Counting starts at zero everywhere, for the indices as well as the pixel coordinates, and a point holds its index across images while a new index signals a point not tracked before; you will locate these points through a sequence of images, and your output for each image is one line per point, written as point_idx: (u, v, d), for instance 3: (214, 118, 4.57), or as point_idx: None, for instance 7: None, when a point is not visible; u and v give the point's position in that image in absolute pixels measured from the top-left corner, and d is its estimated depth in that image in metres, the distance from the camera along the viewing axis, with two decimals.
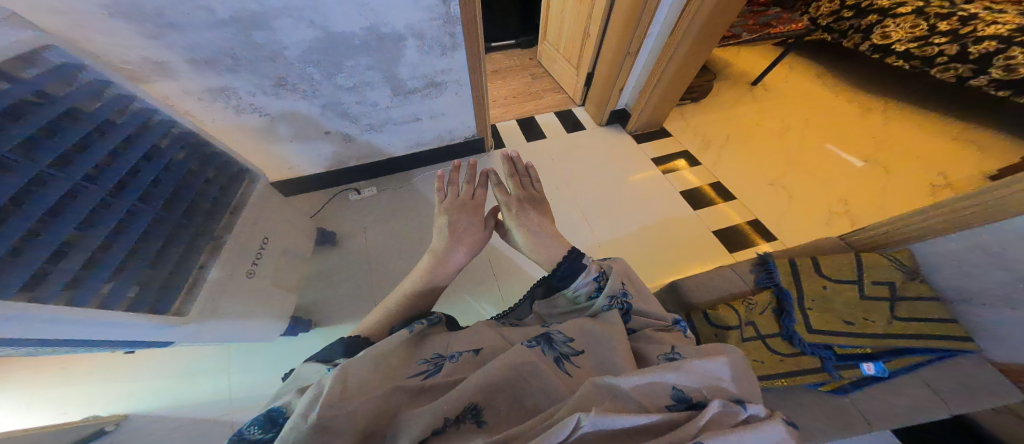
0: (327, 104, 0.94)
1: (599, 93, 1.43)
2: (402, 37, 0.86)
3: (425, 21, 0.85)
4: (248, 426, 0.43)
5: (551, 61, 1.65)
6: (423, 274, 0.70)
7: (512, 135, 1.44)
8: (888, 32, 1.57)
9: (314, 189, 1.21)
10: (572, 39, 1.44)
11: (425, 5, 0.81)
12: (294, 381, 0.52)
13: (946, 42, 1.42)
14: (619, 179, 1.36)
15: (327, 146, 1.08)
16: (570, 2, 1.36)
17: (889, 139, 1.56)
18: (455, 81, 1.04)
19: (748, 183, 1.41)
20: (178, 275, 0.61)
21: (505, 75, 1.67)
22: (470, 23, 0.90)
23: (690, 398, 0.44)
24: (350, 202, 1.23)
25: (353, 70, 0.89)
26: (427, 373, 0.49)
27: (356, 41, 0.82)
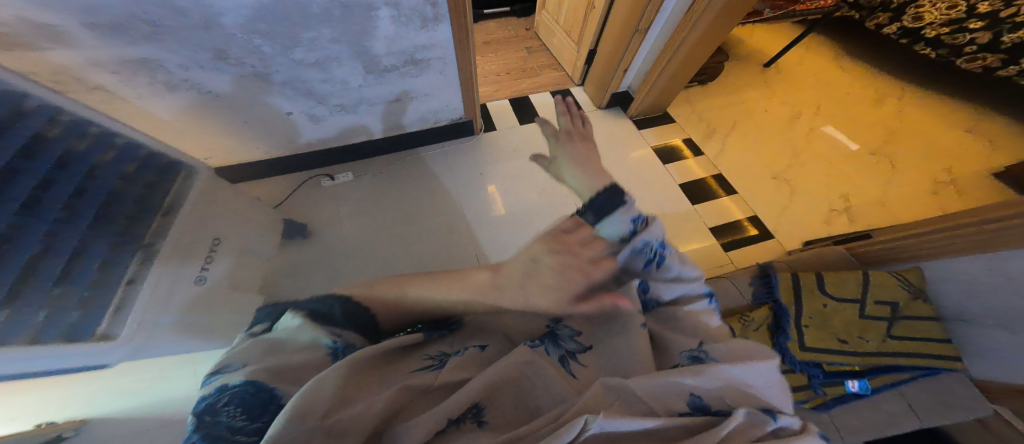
0: (286, 81, 0.81)
1: (600, 72, 1.28)
2: (372, 6, 0.72)
3: None
4: (219, 405, 0.27)
5: (548, 32, 1.45)
6: (453, 286, 0.36)
7: (503, 117, 1.28)
8: (922, 13, 1.42)
9: (280, 175, 1.09)
10: (573, 7, 1.26)
11: None
12: (268, 340, 0.32)
13: (981, 28, 1.29)
14: (617, 167, 1.26)
15: (291, 128, 0.95)
16: None
17: (905, 130, 1.44)
18: (439, 58, 0.90)
19: (752, 176, 1.31)
20: (93, 297, 0.52)
21: (498, 47, 1.47)
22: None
23: (708, 407, 0.32)
24: (318, 190, 1.09)
25: (314, 44, 0.75)
26: (426, 365, 0.34)
27: (315, 9, 0.69)
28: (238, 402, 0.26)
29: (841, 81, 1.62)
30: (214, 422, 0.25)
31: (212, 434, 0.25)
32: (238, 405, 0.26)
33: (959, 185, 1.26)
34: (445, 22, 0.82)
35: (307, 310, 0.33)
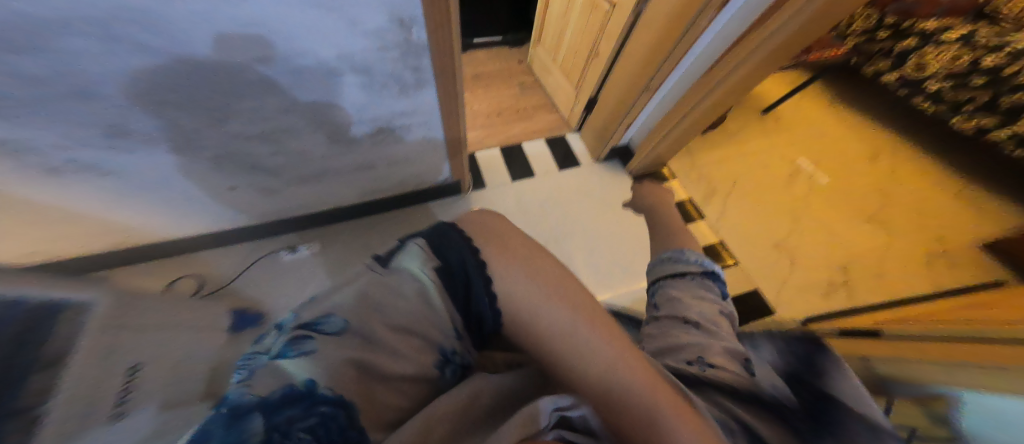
0: (224, 156, 0.62)
1: (601, 120, 1.07)
2: (335, 71, 0.55)
3: (371, 52, 0.54)
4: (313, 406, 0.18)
5: (542, 66, 1.24)
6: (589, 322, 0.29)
7: (493, 171, 1.07)
8: (923, 62, 1.27)
9: (204, 248, 0.87)
10: (572, 46, 1.07)
11: (366, 30, 0.50)
12: (377, 290, 0.26)
13: (981, 86, 1.17)
14: (606, 233, 1.02)
15: (228, 201, 0.75)
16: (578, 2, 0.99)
17: (923, 187, 1.30)
18: (421, 124, 0.72)
19: (752, 244, 1.17)
20: None
21: (488, 83, 1.26)
22: (433, 56, 0.58)
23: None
24: (278, 265, 0.90)
25: (253, 113, 0.57)
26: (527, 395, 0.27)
27: (252, 75, 0.51)
28: (324, 428, 0.18)
29: (854, 130, 1.44)
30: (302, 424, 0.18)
31: None
32: (319, 432, 0.18)
33: (954, 254, 1.18)
34: (426, 87, 0.64)
35: (435, 267, 0.28)
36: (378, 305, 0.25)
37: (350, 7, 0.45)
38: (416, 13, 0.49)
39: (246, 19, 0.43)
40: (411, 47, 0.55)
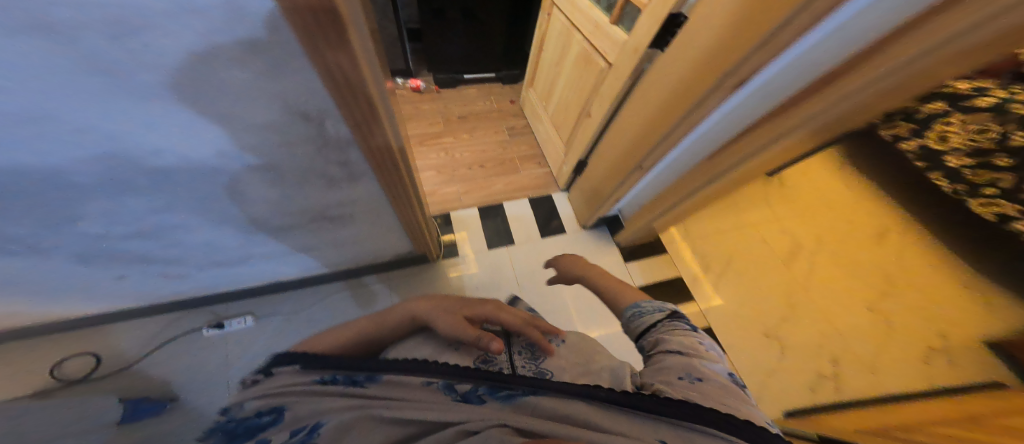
0: (91, 255, 0.47)
1: (589, 187, 0.91)
2: (223, 168, 0.39)
3: (272, 147, 0.38)
4: (255, 416, 0.29)
5: (534, 112, 1.11)
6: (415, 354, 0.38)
7: (467, 235, 0.94)
8: (947, 132, 1.11)
9: (111, 322, 0.73)
10: (564, 98, 0.94)
11: (257, 126, 0.34)
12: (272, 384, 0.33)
13: (1007, 168, 1.01)
14: (588, 314, 0.87)
15: (118, 288, 0.59)
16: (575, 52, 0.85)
17: (931, 273, 1.21)
18: (366, 212, 0.58)
19: (742, 328, 1.08)
20: None
21: (473, 126, 1.13)
22: (364, 151, 0.42)
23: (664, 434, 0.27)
24: (200, 345, 0.76)
25: (118, 216, 0.41)
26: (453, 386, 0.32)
27: (86, 178, 0.33)
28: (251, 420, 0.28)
29: (863, 201, 1.34)
30: (250, 426, 0.28)
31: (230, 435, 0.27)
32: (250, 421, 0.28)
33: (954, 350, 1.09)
34: (359, 176, 0.48)
35: (297, 361, 0.35)
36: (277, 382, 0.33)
37: (213, 100, 0.29)
38: (327, 106, 0.33)
39: (21, 119, 0.25)
40: (327, 138, 0.38)
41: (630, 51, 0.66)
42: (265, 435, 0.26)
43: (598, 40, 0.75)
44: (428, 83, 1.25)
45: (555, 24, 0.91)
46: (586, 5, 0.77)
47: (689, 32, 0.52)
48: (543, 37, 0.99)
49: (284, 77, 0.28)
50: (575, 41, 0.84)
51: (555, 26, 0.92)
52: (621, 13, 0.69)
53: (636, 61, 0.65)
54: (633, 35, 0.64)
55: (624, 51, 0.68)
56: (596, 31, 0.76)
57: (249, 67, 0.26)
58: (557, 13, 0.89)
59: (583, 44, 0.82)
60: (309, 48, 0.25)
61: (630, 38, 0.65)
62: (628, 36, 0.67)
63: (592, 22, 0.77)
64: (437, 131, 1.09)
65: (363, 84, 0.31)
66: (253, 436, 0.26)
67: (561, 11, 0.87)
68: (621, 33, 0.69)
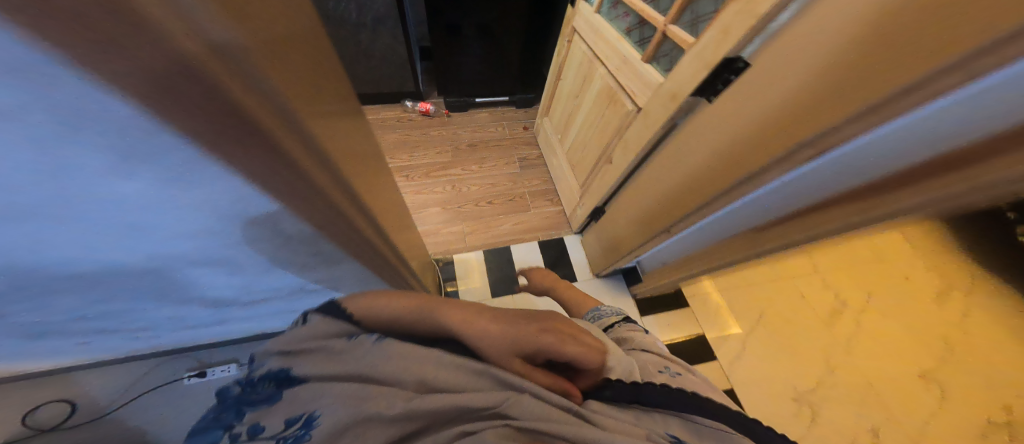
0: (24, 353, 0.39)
1: (607, 235, 0.82)
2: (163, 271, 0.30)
3: (221, 247, 0.29)
4: (255, 383, 0.29)
5: (548, 144, 1.02)
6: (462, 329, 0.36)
7: (468, 280, 0.85)
8: None
9: None
10: (583, 134, 0.84)
11: (188, 234, 0.25)
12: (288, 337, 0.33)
13: None
14: None
15: (76, 360, 0.53)
16: (596, 86, 0.76)
17: (1005, 341, 1.04)
18: (349, 283, 0.51)
19: (775, 396, 0.95)
20: None
21: (482, 155, 1.05)
22: (328, 242, 0.33)
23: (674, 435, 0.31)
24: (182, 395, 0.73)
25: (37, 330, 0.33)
26: (463, 366, 0.33)
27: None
28: (262, 388, 0.29)
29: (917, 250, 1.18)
30: (248, 399, 0.28)
31: (239, 406, 0.28)
32: (263, 387, 0.29)
33: None
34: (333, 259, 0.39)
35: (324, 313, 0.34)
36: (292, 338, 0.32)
37: (96, 217, 0.19)
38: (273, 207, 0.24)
39: None
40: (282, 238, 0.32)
41: (667, 96, 0.55)
42: (258, 414, 0.27)
43: (627, 78, 0.65)
44: (438, 107, 1.18)
45: (575, 52, 0.83)
46: (614, 36, 0.67)
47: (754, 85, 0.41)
48: (561, 65, 0.90)
49: (198, 187, 0.19)
50: (598, 74, 0.75)
51: (576, 54, 0.83)
52: (656, 48, 0.58)
53: (672, 111, 0.54)
54: (672, 79, 0.53)
55: (659, 95, 0.56)
56: (625, 67, 0.65)
57: (141, 176, 0.17)
58: (578, 41, 0.81)
59: (607, 78, 0.71)
60: (208, 150, 0.16)
61: (667, 82, 0.54)
62: (665, 79, 0.55)
63: (619, 55, 0.66)
64: (443, 162, 1.01)
65: (309, 179, 0.23)
66: (249, 414, 0.27)
67: (584, 39, 0.77)
68: (657, 75, 0.57)
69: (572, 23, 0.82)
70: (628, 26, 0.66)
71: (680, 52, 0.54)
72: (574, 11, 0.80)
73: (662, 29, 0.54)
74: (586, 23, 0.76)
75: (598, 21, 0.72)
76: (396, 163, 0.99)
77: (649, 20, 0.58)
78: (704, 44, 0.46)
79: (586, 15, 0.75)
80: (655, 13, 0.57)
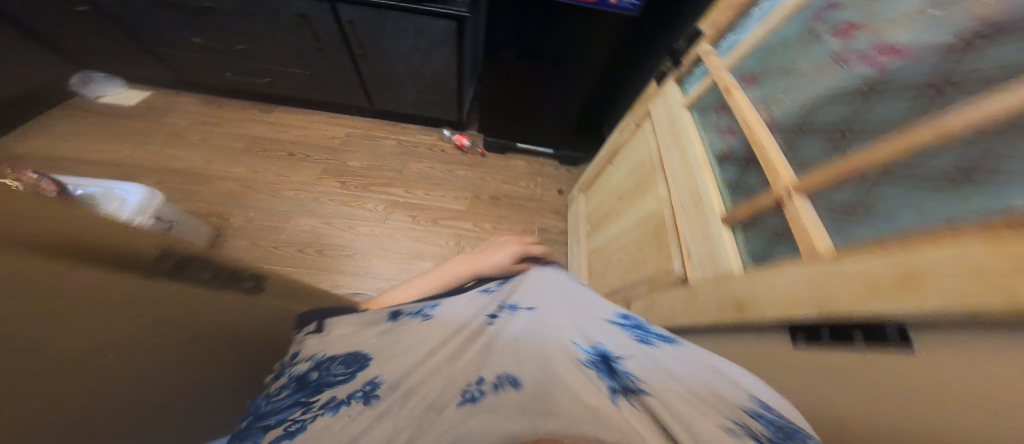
0: None
1: None
2: None
3: None
4: (328, 365, 0.26)
5: (574, 228, 0.87)
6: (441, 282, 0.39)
7: None
8: None
9: None
10: (614, 241, 0.66)
11: None
12: (313, 345, 0.30)
13: None
14: None
15: None
16: (648, 199, 0.57)
17: None
18: None
19: None
20: None
21: (500, 213, 0.93)
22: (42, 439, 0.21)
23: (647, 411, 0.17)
24: None
25: None
26: (418, 327, 0.28)
27: None
28: (336, 363, 0.26)
29: None
30: (326, 379, 0.25)
31: (319, 382, 0.25)
32: (340, 362, 0.26)
33: None
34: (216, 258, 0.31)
35: (336, 314, 0.34)
36: (330, 335, 0.31)
37: None
38: None
39: None
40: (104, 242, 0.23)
41: (729, 299, 0.34)
42: (334, 390, 0.23)
43: (687, 224, 0.45)
44: (476, 144, 1.08)
45: (640, 143, 0.63)
46: (695, 156, 0.46)
47: (832, 363, 0.24)
48: (621, 143, 0.71)
49: None
50: (656, 189, 0.55)
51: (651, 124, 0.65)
52: (750, 212, 0.36)
53: (726, 322, 0.34)
54: (750, 280, 0.32)
55: (719, 287, 0.36)
56: (690, 205, 0.45)
57: None
58: (648, 132, 0.61)
59: (664, 204, 0.51)
60: None
61: (741, 278, 0.33)
62: (741, 273, 0.34)
63: (690, 186, 0.46)
64: (455, 211, 0.91)
65: None
66: (323, 388, 0.24)
67: (656, 137, 0.58)
68: (733, 258, 0.36)
69: (652, 106, 0.62)
70: (722, 151, 0.45)
71: (790, 244, 0.32)
72: (662, 91, 0.59)
73: (779, 195, 0.32)
74: (665, 115, 0.56)
75: (680, 122, 0.51)
76: (409, 198, 0.90)
77: (763, 162, 0.36)
78: (843, 272, 0.23)
79: (673, 106, 0.54)
80: (784, 158, 0.34)
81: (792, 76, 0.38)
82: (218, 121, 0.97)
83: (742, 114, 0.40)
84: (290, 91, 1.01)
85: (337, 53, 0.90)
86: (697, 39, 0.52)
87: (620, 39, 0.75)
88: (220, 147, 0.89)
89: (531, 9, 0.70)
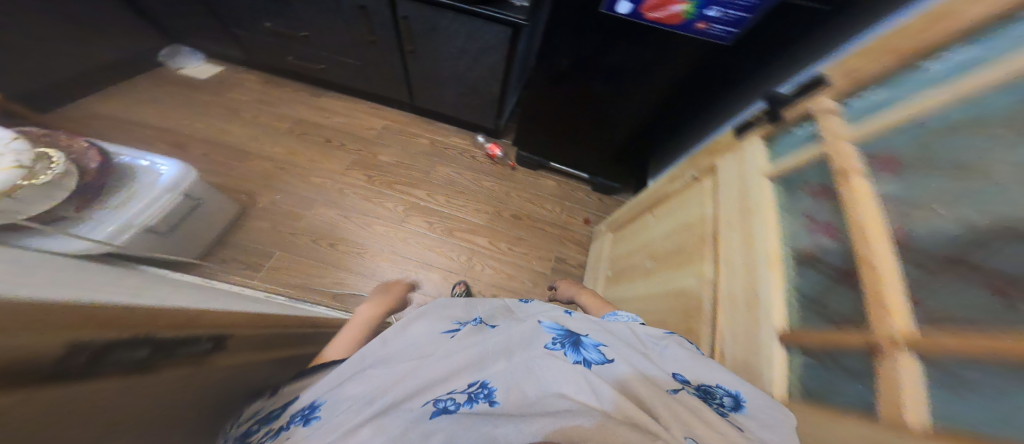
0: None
1: None
2: None
3: None
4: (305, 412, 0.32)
5: (595, 267, 0.82)
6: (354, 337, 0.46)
7: None
8: None
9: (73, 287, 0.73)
10: (637, 301, 0.59)
11: None
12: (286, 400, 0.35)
13: None
14: None
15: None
16: (689, 271, 0.49)
17: None
18: None
19: None
20: None
21: (519, 235, 0.88)
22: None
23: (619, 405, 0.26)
24: None
25: None
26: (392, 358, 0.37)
27: None
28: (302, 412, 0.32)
29: None
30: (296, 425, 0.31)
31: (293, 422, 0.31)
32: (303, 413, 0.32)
33: None
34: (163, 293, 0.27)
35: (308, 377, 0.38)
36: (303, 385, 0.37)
37: None
38: None
39: None
40: (63, 290, 0.21)
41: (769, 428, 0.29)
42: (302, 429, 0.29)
43: (733, 325, 0.38)
44: (509, 155, 1.03)
45: (694, 200, 0.54)
46: (764, 245, 0.38)
47: None
48: (668, 193, 0.62)
49: None
50: (702, 264, 0.47)
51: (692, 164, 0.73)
52: (825, 346, 0.29)
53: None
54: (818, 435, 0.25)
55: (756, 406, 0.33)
56: (742, 303, 0.38)
57: None
58: (705, 191, 0.52)
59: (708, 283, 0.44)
60: None
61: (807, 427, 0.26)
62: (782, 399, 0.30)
63: (749, 280, 0.38)
64: (474, 224, 0.87)
65: None
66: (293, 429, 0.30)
67: (713, 202, 0.49)
68: (777, 382, 0.31)
69: (719, 163, 0.50)
70: (804, 247, 0.35)
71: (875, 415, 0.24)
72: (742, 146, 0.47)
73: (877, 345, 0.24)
74: (737, 177, 0.46)
75: (753, 196, 0.42)
76: (429, 204, 0.88)
77: (870, 309, 0.26)
78: None
79: (749, 170, 0.44)
80: (907, 301, 0.24)
81: (963, 178, 0.25)
82: (270, 99, 1.01)
83: (851, 218, 0.29)
84: (339, 79, 1.03)
85: (389, 48, 0.90)
86: (815, 87, 0.38)
87: (694, 70, 0.63)
88: (265, 126, 0.93)
89: (592, 25, 0.61)
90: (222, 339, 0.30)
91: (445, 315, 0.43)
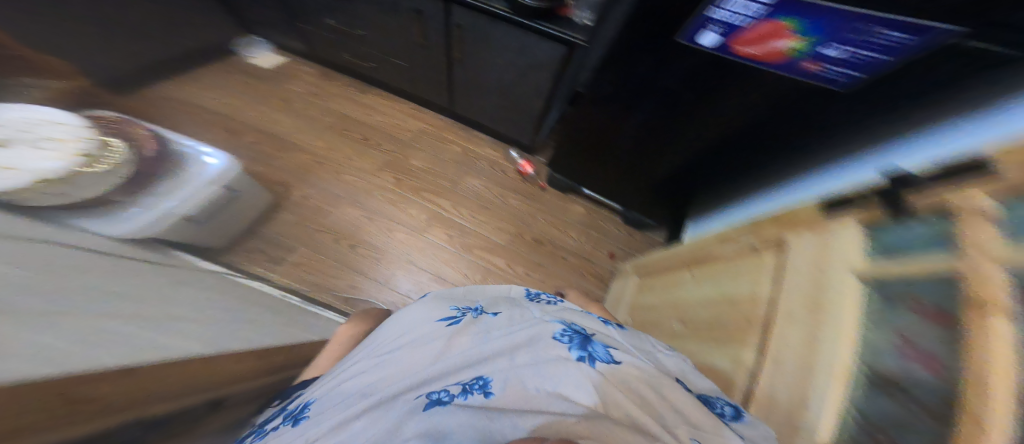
0: None
1: None
2: None
3: None
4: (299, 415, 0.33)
5: (615, 309, 0.77)
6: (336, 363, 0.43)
7: None
8: None
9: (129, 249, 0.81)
10: None
11: None
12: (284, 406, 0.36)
13: None
14: None
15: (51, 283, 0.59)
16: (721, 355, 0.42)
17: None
18: None
19: None
20: None
21: (538, 260, 0.85)
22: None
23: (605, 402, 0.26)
24: None
25: None
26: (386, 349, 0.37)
27: None
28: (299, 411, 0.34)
29: None
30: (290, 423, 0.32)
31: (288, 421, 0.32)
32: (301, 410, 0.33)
33: None
34: (128, 344, 0.25)
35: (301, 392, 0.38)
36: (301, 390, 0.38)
37: None
38: None
39: None
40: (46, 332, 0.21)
41: None
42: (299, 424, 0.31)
43: None
44: (540, 174, 1.00)
45: (748, 277, 0.46)
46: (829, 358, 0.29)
47: None
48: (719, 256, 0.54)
49: None
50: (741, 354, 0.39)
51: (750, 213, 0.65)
52: None
53: None
54: None
55: None
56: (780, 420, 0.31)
57: None
58: (764, 268, 0.44)
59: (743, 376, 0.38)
60: None
61: None
62: None
63: (797, 387, 0.30)
64: (493, 242, 0.85)
65: None
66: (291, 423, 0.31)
67: (774, 283, 0.40)
68: None
69: (794, 239, 0.41)
70: (887, 373, 0.26)
71: None
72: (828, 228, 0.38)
73: None
74: (813, 264, 0.36)
75: (831, 289, 0.33)
76: (452, 215, 0.87)
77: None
78: None
79: (832, 260, 0.35)
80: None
81: None
82: (321, 92, 1.06)
83: (971, 360, 0.20)
84: (387, 78, 1.05)
85: (437, 53, 0.90)
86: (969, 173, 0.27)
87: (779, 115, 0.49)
88: (312, 119, 0.98)
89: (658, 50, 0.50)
90: (220, 400, 0.32)
91: (444, 302, 0.44)
